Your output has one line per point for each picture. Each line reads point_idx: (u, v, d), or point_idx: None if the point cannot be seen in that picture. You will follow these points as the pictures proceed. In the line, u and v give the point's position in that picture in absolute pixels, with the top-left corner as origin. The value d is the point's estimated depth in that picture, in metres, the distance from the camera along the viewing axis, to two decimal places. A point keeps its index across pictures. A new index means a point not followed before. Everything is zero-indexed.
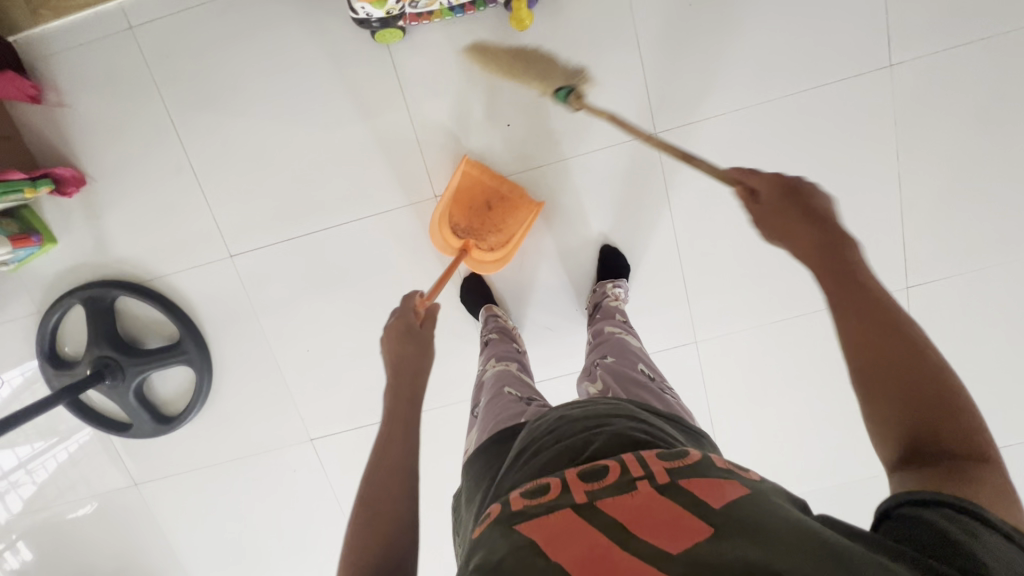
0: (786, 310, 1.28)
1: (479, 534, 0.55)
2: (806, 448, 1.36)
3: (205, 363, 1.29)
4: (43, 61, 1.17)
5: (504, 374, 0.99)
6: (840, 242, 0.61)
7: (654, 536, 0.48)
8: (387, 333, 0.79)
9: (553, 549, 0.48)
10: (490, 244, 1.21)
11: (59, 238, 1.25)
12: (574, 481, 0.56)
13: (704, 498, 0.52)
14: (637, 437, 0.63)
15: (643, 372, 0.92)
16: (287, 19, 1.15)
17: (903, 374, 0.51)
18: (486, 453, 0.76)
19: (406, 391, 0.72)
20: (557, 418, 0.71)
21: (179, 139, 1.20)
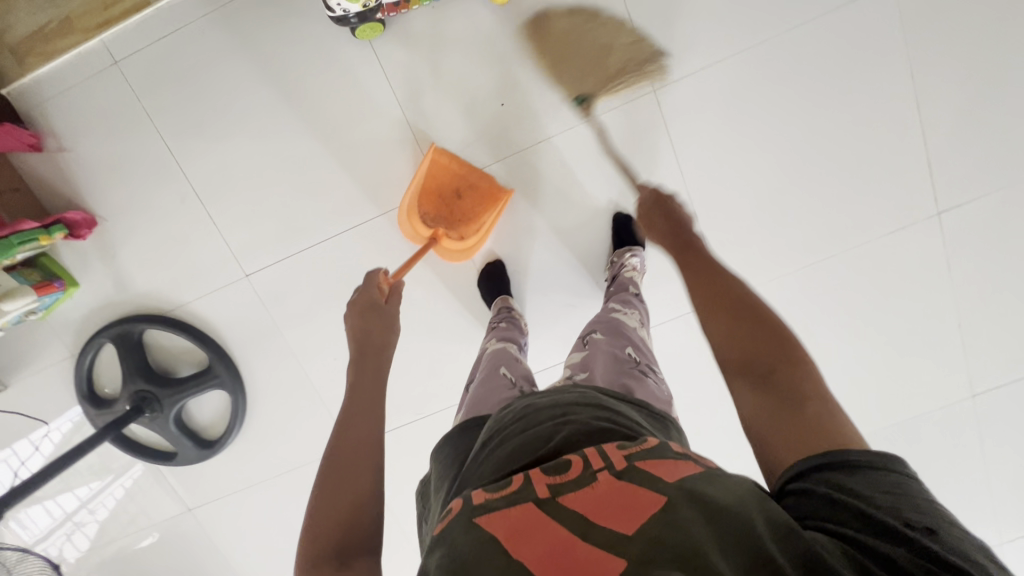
0: (813, 255, 1.24)
1: (440, 530, 0.52)
2: (851, 393, 1.32)
3: (237, 383, 1.31)
4: (37, 109, 1.18)
5: (501, 352, 0.99)
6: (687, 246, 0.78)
7: (614, 523, 0.48)
8: (350, 309, 0.80)
9: (516, 548, 0.47)
10: (459, 233, 1.20)
11: (80, 280, 1.28)
12: (536, 473, 0.52)
13: (658, 475, 0.50)
14: (604, 426, 0.61)
15: (630, 355, 0.89)
16: (264, 30, 1.15)
17: (760, 339, 0.60)
18: (457, 437, 0.77)
19: (368, 364, 0.71)
20: (524, 406, 0.69)
21: (179, 167, 1.20)
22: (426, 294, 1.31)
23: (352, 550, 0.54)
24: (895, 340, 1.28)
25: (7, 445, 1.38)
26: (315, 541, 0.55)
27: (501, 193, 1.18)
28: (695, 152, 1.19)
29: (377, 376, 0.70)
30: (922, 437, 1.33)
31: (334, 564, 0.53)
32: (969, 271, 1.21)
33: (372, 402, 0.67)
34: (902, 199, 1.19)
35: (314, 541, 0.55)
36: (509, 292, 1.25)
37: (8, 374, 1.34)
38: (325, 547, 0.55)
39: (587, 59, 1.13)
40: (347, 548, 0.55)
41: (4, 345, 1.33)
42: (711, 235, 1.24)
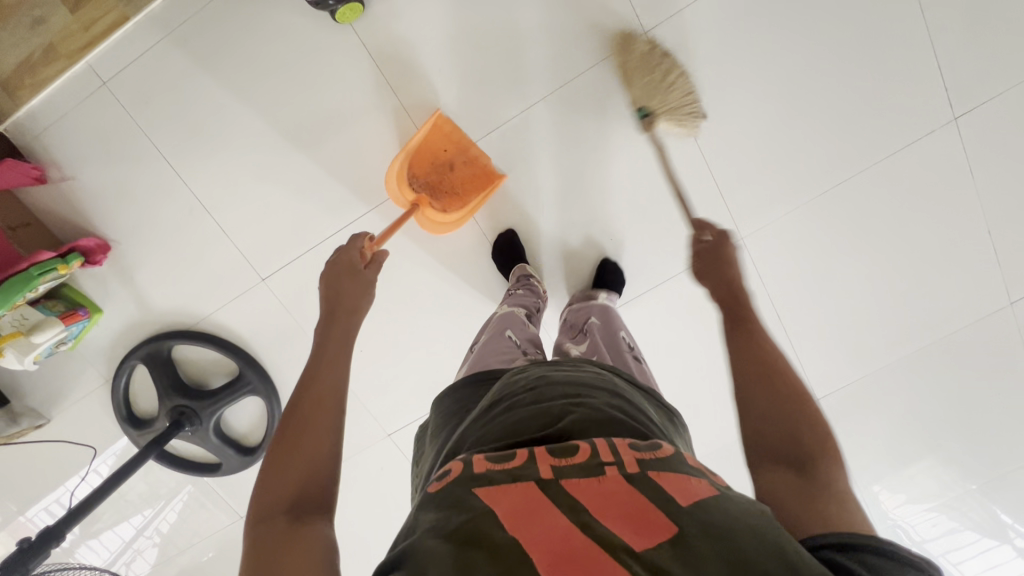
0: (829, 180, 1.21)
1: (437, 489, 0.53)
2: (885, 318, 1.29)
3: (269, 388, 1.32)
4: (36, 140, 1.19)
5: (510, 316, 1.00)
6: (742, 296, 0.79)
7: (618, 526, 0.47)
8: (328, 268, 0.83)
9: (514, 525, 0.47)
10: (442, 204, 1.20)
11: (103, 306, 1.29)
12: (543, 455, 0.53)
13: (671, 495, 0.49)
14: (614, 415, 0.61)
15: (625, 339, 0.98)
16: (246, 28, 1.13)
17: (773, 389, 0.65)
18: (458, 390, 0.77)
19: (336, 326, 0.74)
20: (537, 376, 0.69)
21: (182, 181, 1.21)
22: (443, 274, 1.30)
23: (309, 507, 0.56)
24: (925, 256, 1.24)
25: (59, 477, 1.41)
26: (269, 496, 0.56)
27: (493, 177, 1.19)
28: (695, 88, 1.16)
29: (343, 338, 0.73)
30: (963, 351, 1.30)
31: (287, 518, 0.54)
32: (994, 174, 1.17)
33: (334, 364, 0.69)
34: (917, 107, 1.15)
35: (269, 494, 0.56)
36: (524, 260, 1.24)
37: (50, 407, 1.37)
38: (283, 498, 0.56)
39: (650, 75, 1.08)
40: (304, 502, 0.56)
41: (41, 379, 1.35)
42: (722, 173, 1.21)
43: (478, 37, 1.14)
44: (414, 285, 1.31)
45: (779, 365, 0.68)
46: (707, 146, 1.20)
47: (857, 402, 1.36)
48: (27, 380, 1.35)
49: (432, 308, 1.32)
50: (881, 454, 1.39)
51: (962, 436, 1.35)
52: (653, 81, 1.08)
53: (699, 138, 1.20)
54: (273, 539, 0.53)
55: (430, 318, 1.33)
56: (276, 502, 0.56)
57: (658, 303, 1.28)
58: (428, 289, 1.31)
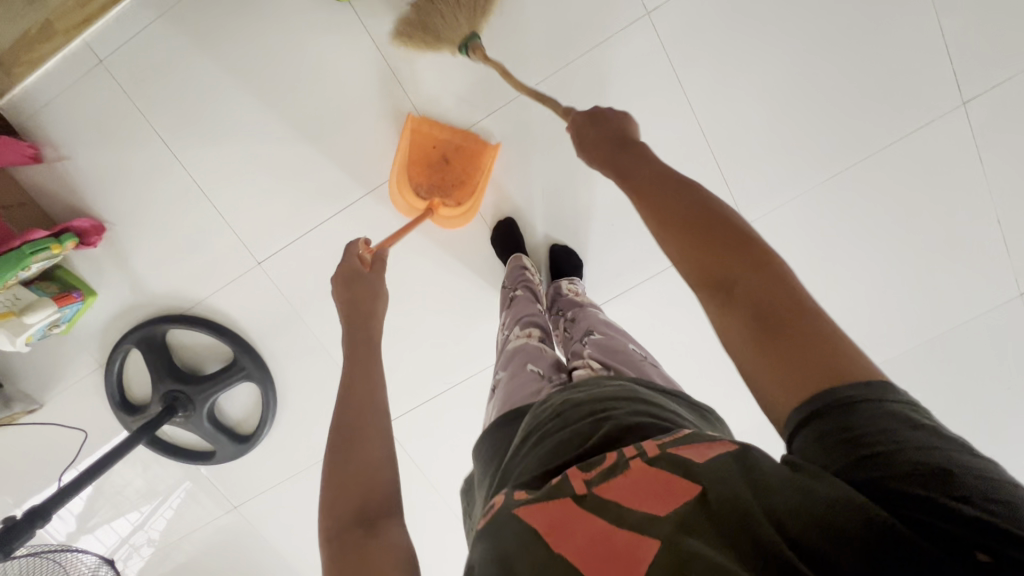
0: (833, 166, 1.18)
1: (483, 525, 0.49)
2: (889, 308, 1.27)
3: (264, 374, 1.30)
4: (30, 118, 1.18)
5: (526, 343, 0.91)
6: (628, 145, 0.71)
7: (642, 502, 0.46)
8: (334, 283, 0.80)
9: (557, 543, 0.44)
10: (456, 198, 1.19)
11: (97, 289, 1.28)
12: (572, 469, 0.49)
13: (687, 456, 0.47)
14: (648, 424, 0.57)
15: (634, 349, 0.84)
16: (242, 5, 1.12)
17: (694, 216, 0.58)
18: (497, 432, 0.71)
19: (359, 333, 0.72)
20: (561, 402, 0.64)
21: (178, 161, 1.19)
22: (441, 262, 1.28)
23: (377, 515, 0.54)
24: (932, 247, 1.22)
25: (52, 464, 1.39)
26: (338, 504, 0.55)
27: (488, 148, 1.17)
28: (697, 73, 1.15)
29: (368, 341, 0.72)
30: (971, 345, 1.27)
31: (360, 522, 0.54)
32: (1001, 159, 1.15)
33: (366, 370, 0.67)
34: (924, 91, 1.13)
35: (336, 510, 0.55)
36: (523, 249, 1.23)
37: (43, 393, 1.35)
38: (348, 510, 0.54)
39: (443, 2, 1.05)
40: (370, 510, 0.55)
41: (34, 363, 1.34)
42: (725, 159, 1.19)
43: None
44: (413, 274, 1.29)
45: (695, 191, 0.61)
46: (708, 129, 1.18)
47: None
48: (18, 365, 1.34)
49: (430, 294, 1.30)
50: None
51: (970, 434, 1.32)
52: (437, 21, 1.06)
53: (701, 122, 1.18)
54: (348, 556, 0.51)
55: (427, 305, 1.31)
56: (341, 516, 0.54)
57: (658, 291, 1.28)
58: (425, 274, 1.29)
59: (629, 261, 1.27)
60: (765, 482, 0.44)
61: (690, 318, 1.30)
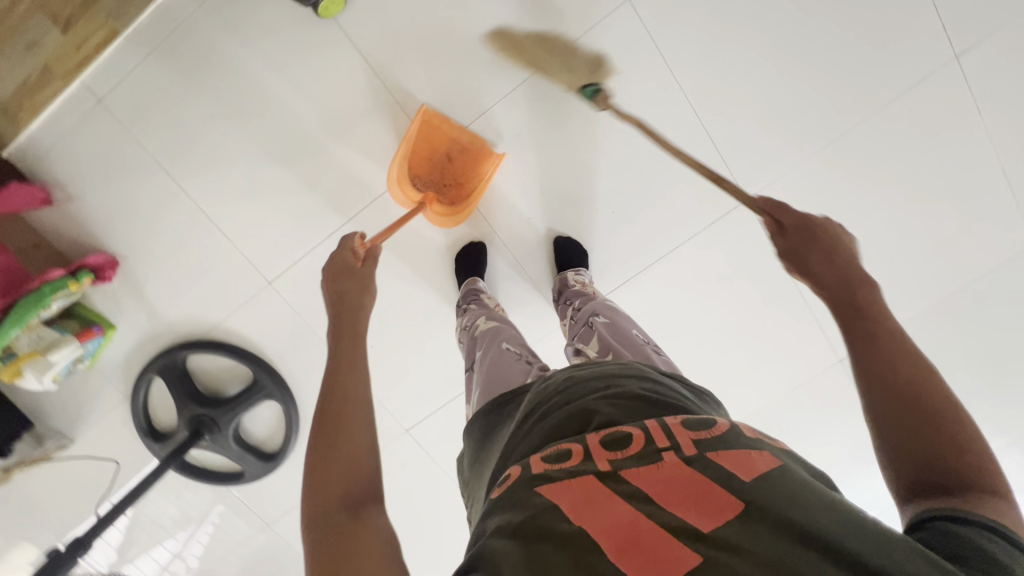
0: (830, 132, 1.18)
1: (498, 495, 0.53)
2: (901, 269, 1.26)
3: (285, 392, 1.33)
4: (39, 162, 1.21)
5: (497, 329, 1.00)
6: (864, 291, 0.63)
7: (683, 509, 0.46)
8: (326, 273, 0.81)
9: (579, 518, 0.47)
10: (450, 197, 1.24)
11: (116, 322, 1.30)
12: (597, 448, 0.53)
13: (732, 470, 0.49)
14: (651, 401, 0.60)
15: (639, 333, 0.86)
16: (231, 35, 1.15)
17: (925, 409, 0.53)
18: (498, 407, 0.75)
19: (345, 324, 0.73)
20: (566, 377, 0.67)
21: (183, 191, 1.22)
22: (446, 266, 1.30)
23: (362, 501, 0.56)
24: (937, 205, 1.21)
25: (89, 498, 1.43)
26: (321, 494, 0.56)
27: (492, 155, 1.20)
28: (685, 53, 1.15)
29: (353, 333, 0.72)
30: (986, 300, 1.26)
31: (344, 513, 0.55)
32: (1000, 109, 1.14)
33: (351, 361, 0.68)
34: (914, 48, 1.12)
35: (318, 495, 0.56)
36: (481, 273, 1.25)
37: (72, 429, 1.39)
38: (334, 496, 0.56)
39: (561, 54, 1.08)
40: (353, 498, 0.56)
41: (62, 401, 1.37)
42: (719, 137, 1.19)
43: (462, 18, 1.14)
44: (421, 279, 1.30)
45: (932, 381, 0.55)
46: (702, 108, 1.18)
47: None
48: (47, 404, 1.37)
49: (440, 297, 1.31)
50: None
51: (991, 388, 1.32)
52: (552, 66, 1.08)
53: (693, 102, 1.18)
54: (333, 537, 0.53)
55: (438, 308, 1.32)
56: (327, 500, 0.55)
57: (665, 274, 1.29)
58: (433, 277, 1.30)
59: (633, 246, 1.27)
60: (818, 519, 0.43)
61: (700, 298, 1.31)
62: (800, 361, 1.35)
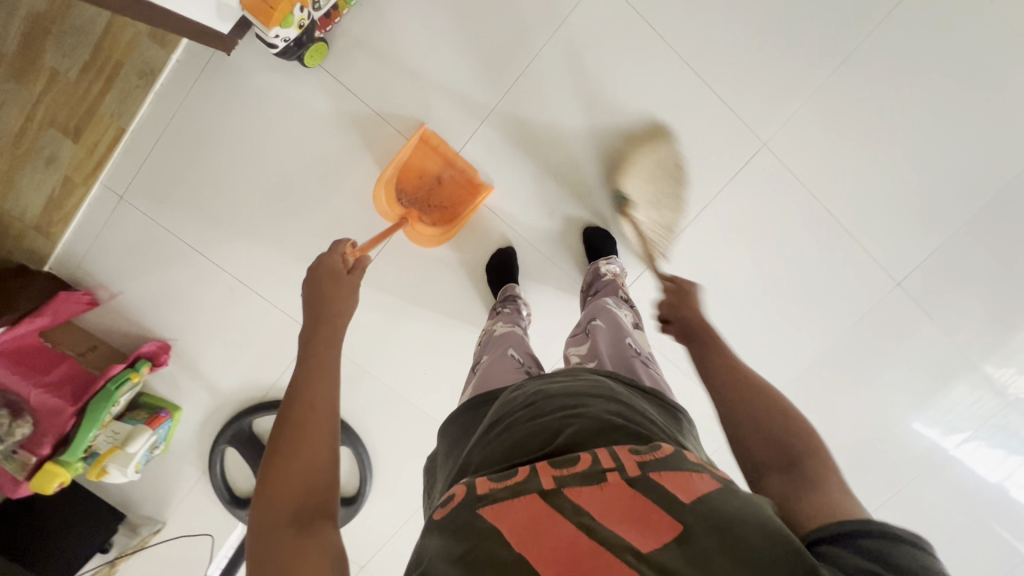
0: (834, 57, 1.16)
1: (441, 516, 0.54)
2: (937, 176, 1.23)
3: (349, 434, 1.38)
4: (78, 267, 1.26)
5: (510, 334, 0.99)
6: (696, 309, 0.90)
7: (622, 529, 0.49)
8: (311, 276, 0.79)
9: (520, 542, 0.48)
10: (431, 218, 1.23)
11: (180, 403, 1.35)
12: (544, 466, 0.55)
13: (673, 492, 0.51)
14: (614, 421, 0.61)
15: (630, 345, 0.89)
16: (225, 102, 1.17)
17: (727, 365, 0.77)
18: (466, 411, 0.77)
19: (319, 332, 0.71)
20: (535, 390, 0.68)
21: (214, 263, 1.25)
22: (480, 279, 1.30)
23: (312, 514, 0.54)
24: (962, 102, 1.17)
25: None
26: (271, 500, 0.54)
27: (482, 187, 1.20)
28: (670, 15, 1.14)
29: (330, 342, 0.70)
30: None
31: (291, 521, 0.53)
32: None
33: (322, 370, 0.66)
34: None
35: (270, 500, 0.54)
36: (513, 280, 1.24)
37: (162, 512, 1.44)
38: (285, 510, 0.54)
39: (652, 162, 1.18)
40: (307, 508, 0.54)
41: (147, 488, 1.42)
42: (723, 88, 1.19)
43: (445, 33, 1.14)
44: (457, 297, 1.31)
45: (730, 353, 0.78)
46: (698, 65, 1.17)
47: (939, 272, 1.29)
48: (135, 493, 1.43)
49: (479, 310, 1.32)
50: (985, 323, 1.31)
51: None
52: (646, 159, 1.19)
53: (689, 61, 1.17)
54: (276, 548, 0.51)
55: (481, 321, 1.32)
56: (277, 512, 0.53)
57: (698, 235, 1.28)
58: (469, 292, 1.31)
59: None
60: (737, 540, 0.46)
61: (738, 251, 1.29)
62: (857, 291, 1.31)
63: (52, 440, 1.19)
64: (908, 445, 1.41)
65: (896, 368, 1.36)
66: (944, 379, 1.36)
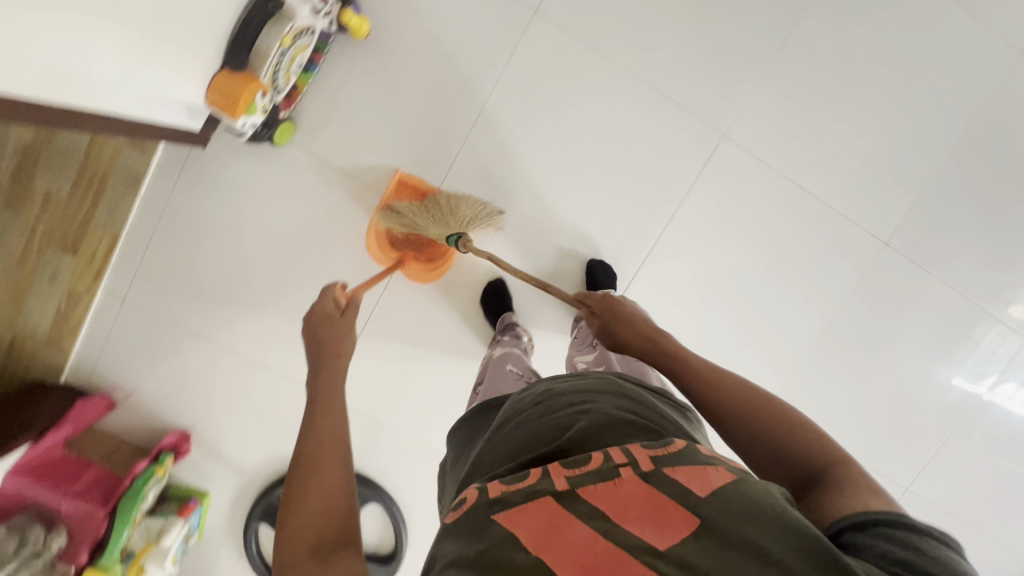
0: (769, 45, 1.22)
1: (454, 519, 0.56)
2: (893, 136, 1.27)
3: (378, 489, 1.38)
4: (92, 373, 1.30)
5: (508, 355, 1.03)
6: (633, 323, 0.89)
7: (639, 529, 0.51)
8: (309, 321, 0.84)
9: (535, 546, 0.50)
10: (426, 254, 1.26)
11: (207, 488, 1.37)
12: (556, 468, 0.57)
13: (689, 487, 0.53)
14: (623, 415, 0.64)
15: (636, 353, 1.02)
16: (209, 189, 1.23)
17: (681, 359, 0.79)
18: (471, 419, 0.82)
19: (323, 372, 0.74)
20: (543, 389, 0.72)
21: (219, 345, 1.29)
22: (476, 314, 1.33)
23: (335, 545, 0.56)
24: (895, 66, 1.24)
25: None
26: (292, 538, 0.57)
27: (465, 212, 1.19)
28: (608, 36, 1.21)
29: (332, 380, 0.72)
30: (985, 129, 1.27)
31: (313, 554, 0.55)
32: None
33: (329, 405, 0.68)
34: None
35: (293, 535, 0.57)
36: (508, 308, 1.28)
37: None
38: (304, 544, 0.56)
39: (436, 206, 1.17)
40: (325, 542, 0.56)
41: None
42: (672, 92, 1.24)
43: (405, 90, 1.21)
44: (457, 336, 1.33)
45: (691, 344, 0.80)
46: (643, 74, 1.23)
47: (920, 226, 1.31)
48: None
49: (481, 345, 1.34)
50: (975, 266, 1.33)
51: None
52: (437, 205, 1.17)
53: (635, 74, 1.23)
54: None
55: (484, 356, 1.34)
56: (298, 546, 0.56)
57: (679, 233, 1.31)
58: (468, 329, 1.33)
59: (638, 221, 1.30)
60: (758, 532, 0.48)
61: (721, 241, 1.31)
62: (846, 258, 1.33)
63: (87, 546, 1.20)
64: (933, 401, 1.40)
65: (903, 327, 1.36)
66: (953, 329, 1.36)
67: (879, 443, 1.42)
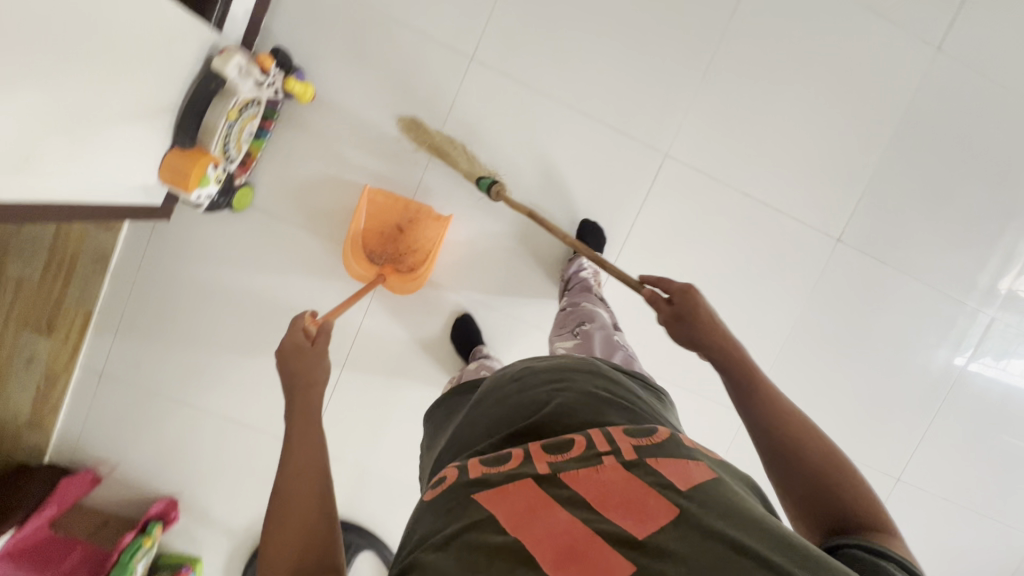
0: (696, 66, 1.28)
1: (433, 496, 0.58)
2: (829, 137, 1.33)
3: (371, 536, 1.38)
4: (76, 450, 1.32)
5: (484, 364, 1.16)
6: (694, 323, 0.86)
7: (618, 516, 0.52)
8: (279, 356, 0.81)
9: (514, 527, 0.51)
10: (406, 264, 1.29)
11: (199, 553, 1.37)
12: (538, 452, 0.58)
13: (671, 480, 0.55)
14: (600, 394, 0.67)
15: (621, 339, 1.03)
16: (179, 252, 1.27)
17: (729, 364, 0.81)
18: (452, 400, 0.85)
19: (301, 401, 0.74)
20: (524, 368, 0.75)
21: (199, 409, 1.31)
22: (449, 351, 1.36)
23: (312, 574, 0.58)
24: (819, 73, 1.30)
25: None
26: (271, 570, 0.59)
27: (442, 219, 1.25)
28: (545, 74, 1.27)
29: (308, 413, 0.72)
30: (915, 122, 1.32)
31: None
32: None
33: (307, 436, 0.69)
34: None
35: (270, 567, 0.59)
36: (478, 342, 1.29)
37: None
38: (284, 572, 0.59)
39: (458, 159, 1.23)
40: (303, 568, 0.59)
41: None
42: (612, 119, 1.29)
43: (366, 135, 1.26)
44: (434, 374, 1.36)
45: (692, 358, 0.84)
46: (582, 104, 1.28)
47: (869, 219, 1.35)
48: None
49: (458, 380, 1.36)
50: (928, 252, 1.37)
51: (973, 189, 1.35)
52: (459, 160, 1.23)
53: (575, 105, 1.28)
54: None
55: None
56: None
57: (636, 251, 1.35)
58: (443, 366, 1.36)
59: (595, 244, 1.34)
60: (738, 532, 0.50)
61: (679, 254, 1.35)
62: (802, 256, 1.36)
63: None
64: (908, 388, 1.42)
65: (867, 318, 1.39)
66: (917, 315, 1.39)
67: (860, 434, 1.44)
